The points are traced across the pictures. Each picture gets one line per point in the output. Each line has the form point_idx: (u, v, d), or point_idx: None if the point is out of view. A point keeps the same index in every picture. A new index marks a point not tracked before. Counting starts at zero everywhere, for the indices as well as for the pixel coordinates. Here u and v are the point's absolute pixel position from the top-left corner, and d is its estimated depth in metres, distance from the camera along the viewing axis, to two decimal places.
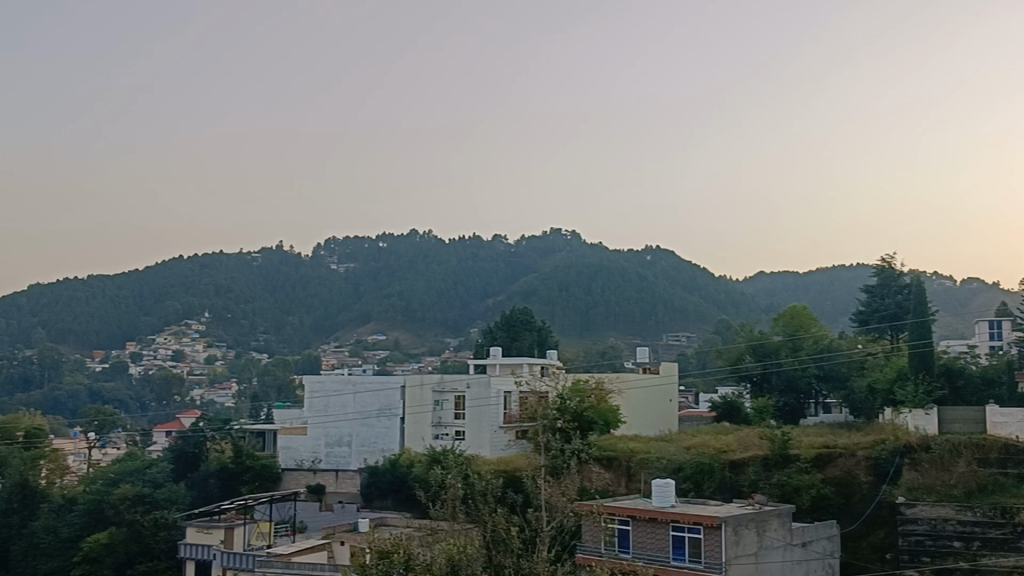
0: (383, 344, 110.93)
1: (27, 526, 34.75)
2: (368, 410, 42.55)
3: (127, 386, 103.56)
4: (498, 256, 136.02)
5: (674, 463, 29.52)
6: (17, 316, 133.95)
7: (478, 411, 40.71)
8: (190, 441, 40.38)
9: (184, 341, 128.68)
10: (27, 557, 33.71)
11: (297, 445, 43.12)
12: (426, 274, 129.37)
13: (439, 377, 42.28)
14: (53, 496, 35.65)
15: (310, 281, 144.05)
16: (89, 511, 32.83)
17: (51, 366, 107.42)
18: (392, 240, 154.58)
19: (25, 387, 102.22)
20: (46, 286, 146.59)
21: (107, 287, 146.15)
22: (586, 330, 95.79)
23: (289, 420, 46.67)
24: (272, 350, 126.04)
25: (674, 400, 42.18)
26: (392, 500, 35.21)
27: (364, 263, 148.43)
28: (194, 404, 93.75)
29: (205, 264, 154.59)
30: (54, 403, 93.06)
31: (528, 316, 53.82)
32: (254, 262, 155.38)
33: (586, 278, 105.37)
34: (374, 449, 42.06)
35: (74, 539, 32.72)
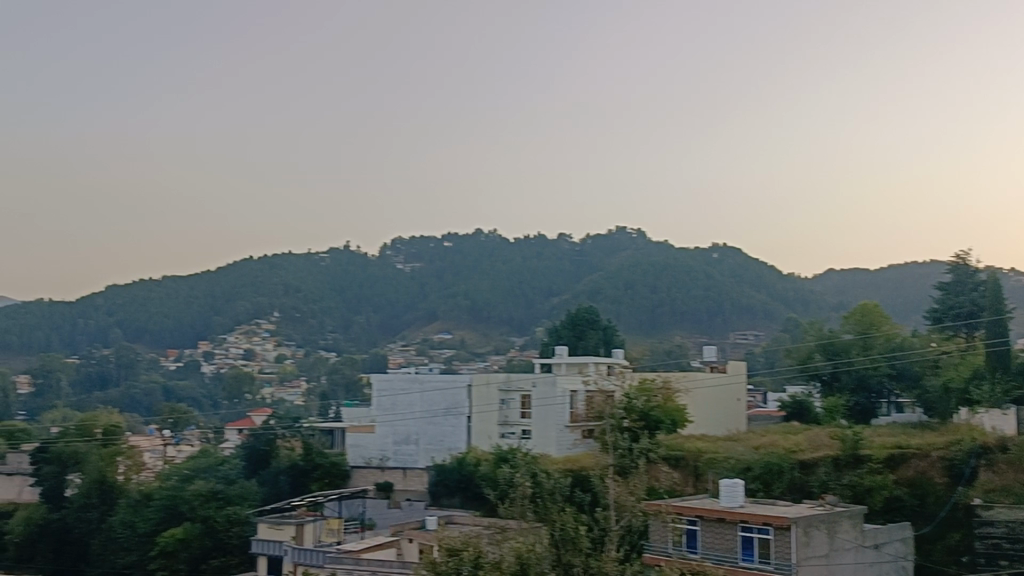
0: (449, 343, 111.39)
1: (106, 520, 35.68)
2: (435, 408, 42.82)
3: (201, 385, 105.60)
4: (563, 255, 135.78)
5: (742, 463, 29.18)
6: (95, 317, 137.96)
7: (545, 409, 40.98)
8: (261, 438, 40.99)
9: (255, 341, 131.12)
10: (105, 551, 34.63)
11: (364, 443, 43.57)
12: (491, 274, 129.60)
13: (506, 376, 42.83)
14: (130, 492, 36.63)
15: (376, 280, 145.23)
16: (165, 507, 33.58)
17: (126, 365, 110.09)
18: (456, 240, 155.02)
19: (102, 385, 104.99)
20: (121, 286, 150.42)
21: (181, 288, 149.62)
22: (652, 329, 95.12)
23: (357, 418, 47.20)
24: (340, 349, 127.91)
25: (742, 399, 41.55)
26: (460, 498, 35.39)
27: (429, 262, 149.10)
28: (264, 402, 95.35)
29: (274, 265, 156.73)
30: (130, 402, 95.37)
31: (594, 315, 53.70)
32: (322, 262, 157.18)
33: (652, 276, 104.74)
34: (441, 448, 42.34)
35: (149, 535, 33.35)
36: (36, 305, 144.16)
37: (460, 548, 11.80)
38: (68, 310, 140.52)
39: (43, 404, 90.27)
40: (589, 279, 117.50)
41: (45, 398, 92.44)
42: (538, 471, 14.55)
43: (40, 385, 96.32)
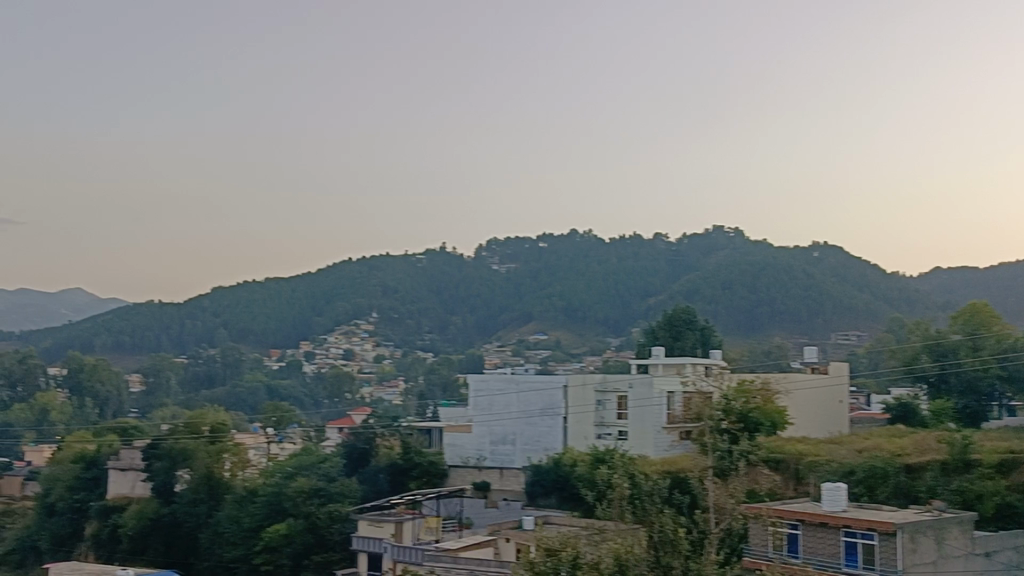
0: (544, 343, 111.84)
1: (213, 515, 36.80)
2: (531, 408, 43.12)
3: (304, 384, 108.04)
4: (660, 254, 134.62)
5: (845, 467, 28.45)
6: (202, 317, 142.81)
7: (642, 410, 40.60)
8: (361, 437, 41.67)
9: (354, 341, 134.70)
10: (212, 546, 35.73)
11: (462, 442, 43.97)
12: (586, 274, 129.26)
13: (602, 377, 42.46)
14: (236, 488, 37.68)
15: (471, 279, 145.92)
16: (269, 503, 34.45)
17: (232, 364, 113.46)
18: (552, 240, 154.67)
19: (209, 384, 108.45)
20: (227, 288, 155.28)
21: (283, 289, 153.82)
22: (751, 330, 93.81)
23: (454, 418, 47.59)
24: (437, 348, 129.78)
25: (844, 401, 40.63)
26: (557, 498, 35.44)
27: (524, 261, 149.26)
28: (364, 402, 97.20)
29: (372, 266, 159.15)
30: (236, 400, 98.37)
31: (691, 315, 53.14)
32: (419, 262, 158.88)
33: (750, 276, 103.23)
34: (538, 448, 42.59)
35: (255, 529, 34.36)
36: (147, 306, 149.87)
37: (563, 540, 12.03)
38: (177, 311, 145.54)
39: (154, 402, 93.84)
40: (685, 279, 116.36)
41: (156, 396, 96.02)
42: (636, 472, 14.59)
43: (151, 383, 100.07)
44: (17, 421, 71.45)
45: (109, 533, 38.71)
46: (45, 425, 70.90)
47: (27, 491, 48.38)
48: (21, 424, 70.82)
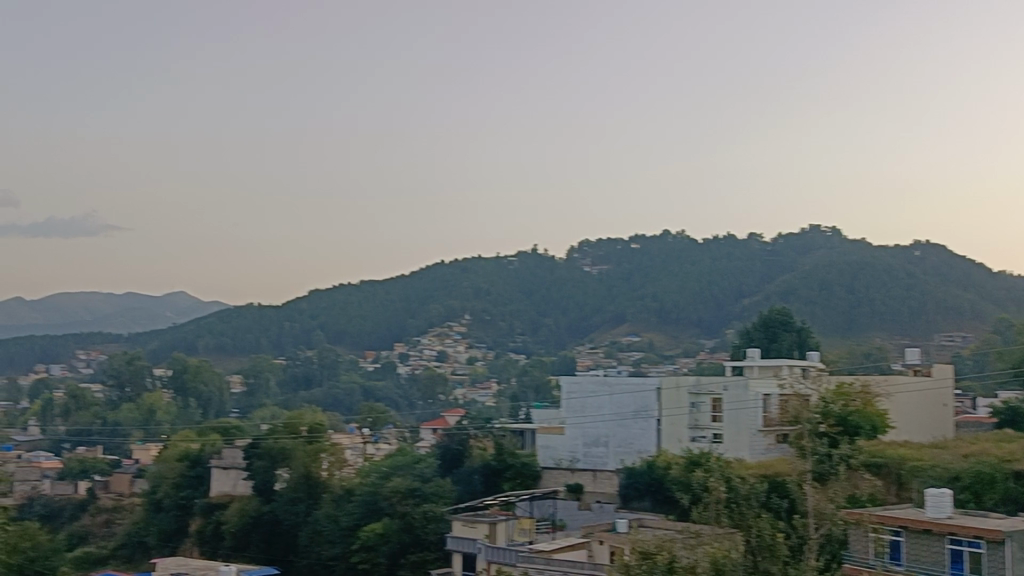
0: (637, 345, 111.27)
1: (311, 514, 37.52)
2: (624, 411, 42.97)
3: (398, 385, 109.44)
4: (754, 253, 132.42)
5: (950, 473, 27.62)
6: (300, 321, 146.17)
7: (737, 412, 39.84)
8: (455, 438, 42.02)
9: (447, 342, 136.75)
10: (311, 543, 36.47)
11: (555, 444, 44.02)
12: (679, 275, 127.73)
13: (696, 379, 41.93)
14: (334, 487, 38.41)
15: (562, 279, 145.42)
16: (366, 503, 35.04)
17: (329, 366, 115.80)
18: (644, 239, 152.84)
19: (307, 385, 110.80)
20: (324, 291, 158.55)
21: (378, 293, 156.52)
22: (849, 330, 91.67)
23: (547, 419, 47.70)
24: (529, 351, 130.30)
25: (948, 404, 39.40)
26: (650, 501, 35.22)
27: (616, 262, 148.07)
28: (458, 403, 98.00)
29: (464, 268, 159.97)
30: (333, 400, 100.45)
31: (787, 316, 52.19)
32: (510, 262, 159.46)
33: (849, 276, 100.90)
34: (632, 450, 42.38)
35: (352, 528, 34.97)
36: (247, 309, 153.96)
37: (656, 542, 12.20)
38: (275, 313, 149.18)
39: (254, 402, 96.44)
40: (781, 279, 114.28)
41: (256, 396, 98.54)
42: (733, 476, 14.53)
43: (251, 384, 102.75)
44: (125, 420, 74.08)
45: (212, 529, 39.84)
46: (152, 424, 73.46)
47: (136, 487, 50.07)
48: (130, 423, 73.46)
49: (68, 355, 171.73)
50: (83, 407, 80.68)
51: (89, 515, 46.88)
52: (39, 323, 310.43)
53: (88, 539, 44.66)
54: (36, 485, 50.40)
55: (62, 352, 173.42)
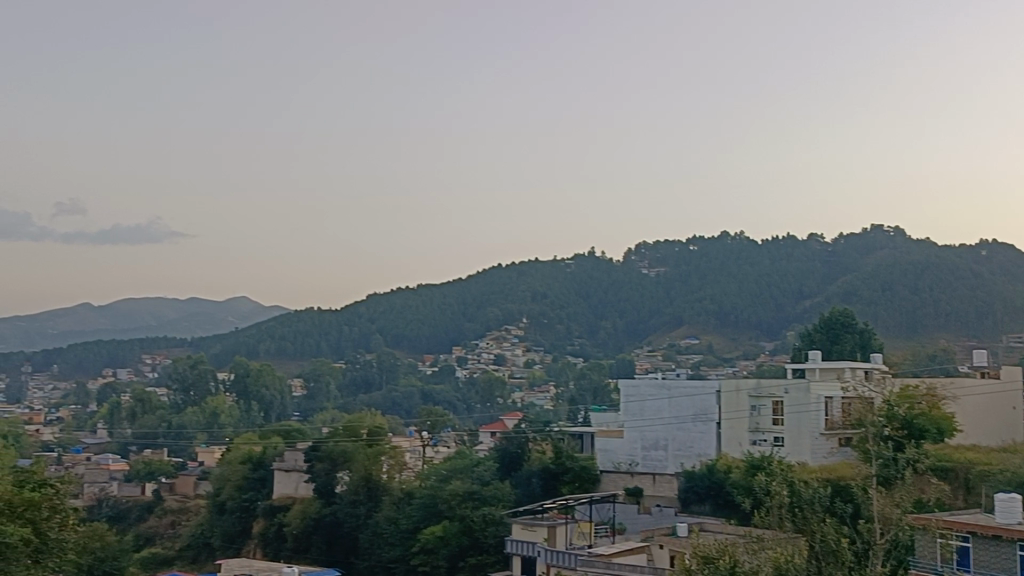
0: (696, 348, 110.54)
1: (372, 516, 37.81)
2: (684, 414, 42.62)
3: (456, 388, 109.90)
4: (815, 253, 130.46)
5: (1020, 477, 26.94)
6: (359, 324, 147.65)
7: (798, 416, 39.33)
8: (514, 442, 42.06)
9: (505, 346, 137.20)
10: (372, 545, 36.77)
11: (613, 448, 43.87)
12: (738, 277, 126.27)
13: (757, 382, 41.48)
14: (393, 490, 38.65)
15: (618, 280, 144.51)
16: (426, 506, 35.21)
17: (387, 369, 116.74)
18: (702, 240, 151.20)
19: (366, 388, 111.78)
20: (382, 295, 159.94)
21: (436, 297, 157.51)
22: (913, 332, 89.89)
23: (605, 423, 47.54)
24: (587, 354, 130.07)
25: (1017, 407, 38.44)
26: (710, 505, 34.95)
27: (673, 263, 146.81)
28: (516, 406, 98.13)
29: (522, 271, 159.86)
30: (392, 404, 101.23)
31: (849, 318, 51.37)
32: (567, 265, 159.26)
33: (913, 276, 99.01)
34: (691, 454, 41.99)
35: (413, 531, 35.19)
36: (308, 314, 155.90)
37: (721, 547, 12.16)
38: (334, 317, 150.83)
39: (315, 405, 97.66)
40: (843, 280, 112.47)
41: (317, 400, 99.75)
42: (797, 481, 14.37)
43: (312, 388, 103.89)
44: (190, 423, 75.42)
45: (274, 531, 40.37)
46: (215, 427, 74.71)
47: (200, 490, 50.96)
48: (194, 426, 74.82)
49: (133, 360, 175.34)
50: (149, 410, 82.32)
51: (155, 516, 47.81)
52: (107, 329, 317.58)
53: (154, 540, 45.51)
54: (104, 486, 51.52)
55: (128, 356, 177.16)
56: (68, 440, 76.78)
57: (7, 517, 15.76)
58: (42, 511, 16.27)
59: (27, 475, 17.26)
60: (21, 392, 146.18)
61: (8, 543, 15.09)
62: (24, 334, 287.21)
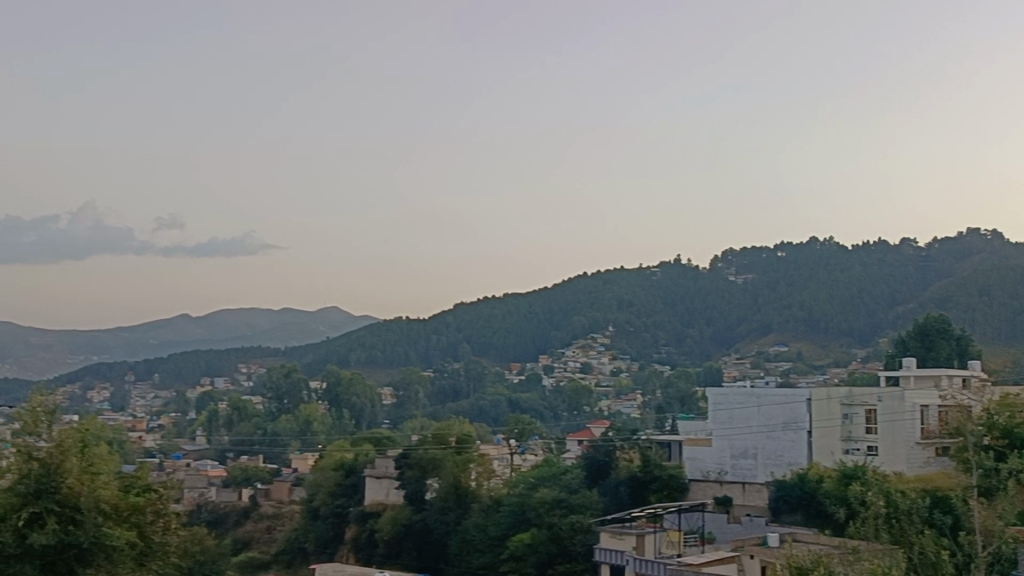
0: (786, 356, 108.89)
1: (461, 523, 38.22)
2: (774, 423, 42.09)
3: (543, 396, 110.22)
4: (908, 255, 126.91)
5: None
6: (446, 333, 149.31)
7: (893, 425, 38.54)
8: (601, 450, 42.05)
9: (591, 354, 137.23)
10: (462, 553, 37.22)
11: (702, 456, 43.55)
12: (827, 282, 123.75)
13: (850, 390, 40.97)
14: (482, 497, 39.00)
15: (705, 287, 142.85)
16: (514, 513, 35.50)
17: (475, 378, 117.71)
18: (790, 245, 148.32)
19: (454, 397, 112.87)
20: (469, 304, 161.40)
21: (522, 306, 158.42)
22: (1014, 337, 86.98)
23: (694, 432, 47.28)
24: (674, 362, 129.36)
25: None
26: (802, 515, 34.48)
27: (760, 270, 144.48)
28: (604, 415, 97.97)
29: (607, 279, 159.39)
30: (479, 412, 102.09)
31: (945, 324, 50.10)
32: (653, 271, 158.39)
33: (1012, 282, 95.91)
34: (782, 462, 41.50)
35: (502, 538, 35.52)
36: (397, 323, 158.18)
37: (814, 558, 12.16)
38: (422, 326, 152.73)
39: (405, 413, 99.08)
40: (938, 285, 109.38)
41: (407, 408, 101.13)
42: (898, 496, 14.23)
43: (401, 397, 105.21)
44: (283, 430, 77.21)
45: (366, 537, 41.16)
46: (308, 434, 76.39)
47: (294, 495, 52.18)
48: (288, 433, 76.58)
49: (230, 368, 180.04)
50: (245, 418, 84.55)
51: (252, 521, 49.07)
52: (205, 338, 326.68)
53: (251, 544, 46.60)
54: (202, 492, 53.05)
55: (224, 365, 181.95)
56: (169, 446, 79.38)
57: (115, 521, 16.42)
58: (147, 516, 16.99)
59: (132, 480, 18.01)
60: (125, 400, 151.65)
61: (116, 545, 15.79)
62: (128, 344, 297.36)
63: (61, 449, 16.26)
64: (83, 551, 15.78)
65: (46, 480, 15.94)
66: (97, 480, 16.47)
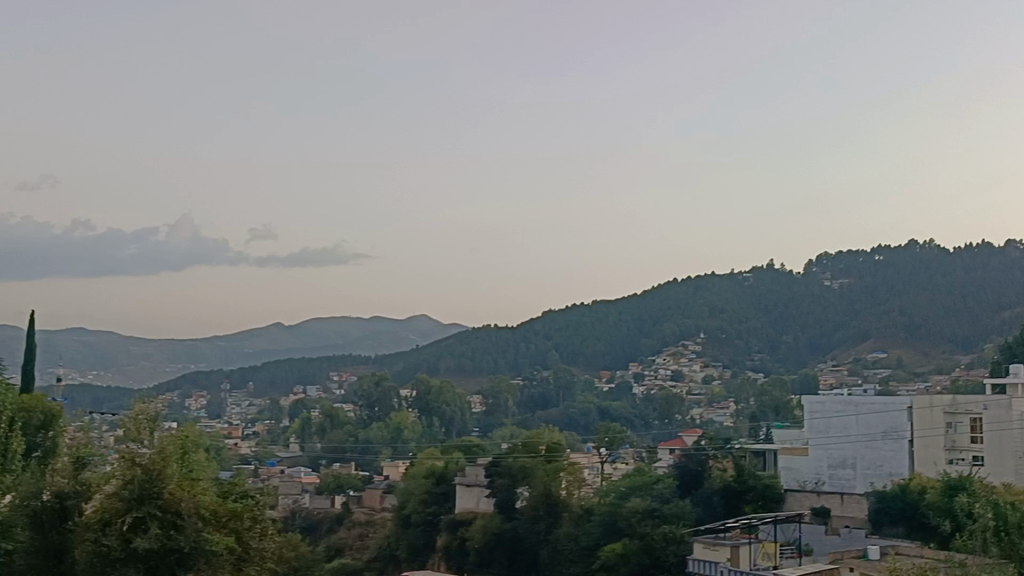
0: (884, 363, 105.95)
1: (552, 532, 37.99)
2: (873, 432, 40.71)
3: (633, 404, 109.33)
4: (1014, 255, 121.94)
5: None
6: (535, 341, 149.38)
7: (1001, 434, 38.61)
8: (694, 459, 41.28)
9: (682, 361, 135.82)
10: (554, 561, 37.01)
11: (799, 466, 42.29)
12: (927, 286, 119.66)
13: (953, 399, 40.19)
14: (573, 507, 38.69)
15: (799, 293, 139.79)
16: (606, 522, 35.12)
17: (565, 386, 117.30)
18: (888, 249, 144.02)
19: (544, 405, 112.82)
20: (558, 312, 161.27)
21: (611, 313, 157.65)
22: None
23: (789, 441, 46.16)
24: (767, 369, 127.12)
25: None
26: (904, 527, 33.34)
27: (856, 275, 140.70)
28: (695, 424, 96.51)
29: (698, 285, 157.43)
30: (569, 421, 101.86)
31: None
32: (744, 277, 155.79)
33: None
34: (882, 473, 40.14)
35: (593, 547, 35.17)
36: (486, 331, 158.99)
37: (923, 572, 11.60)
38: (511, 335, 153.03)
39: (494, 422, 99.29)
40: None
41: (496, 416, 101.35)
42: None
43: (490, 405, 105.37)
44: (375, 438, 78.07)
45: (457, 545, 41.13)
46: (400, 442, 77.18)
47: (386, 503, 52.63)
48: (379, 441, 77.38)
49: (322, 377, 183.03)
50: (338, 425, 85.64)
51: (345, 528, 49.60)
52: (299, 348, 333.15)
53: (344, 550, 47.03)
54: (297, 499, 53.90)
55: (317, 373, 185.07)
56: (264, 453, 81.05)
57: (214, 526, 16.62)
58: (245, 521, 17.13)
59: (230, 486, 18.24)
60: (221, 408, 155.45)
61: (216, 551, 15.99)
62: (224, 353, 305.21)
63: (162, 456, 16.51)
64: (184, 556, 15.98)
65: (149, 486, 16.20)
66: (196, 486, 16.73)
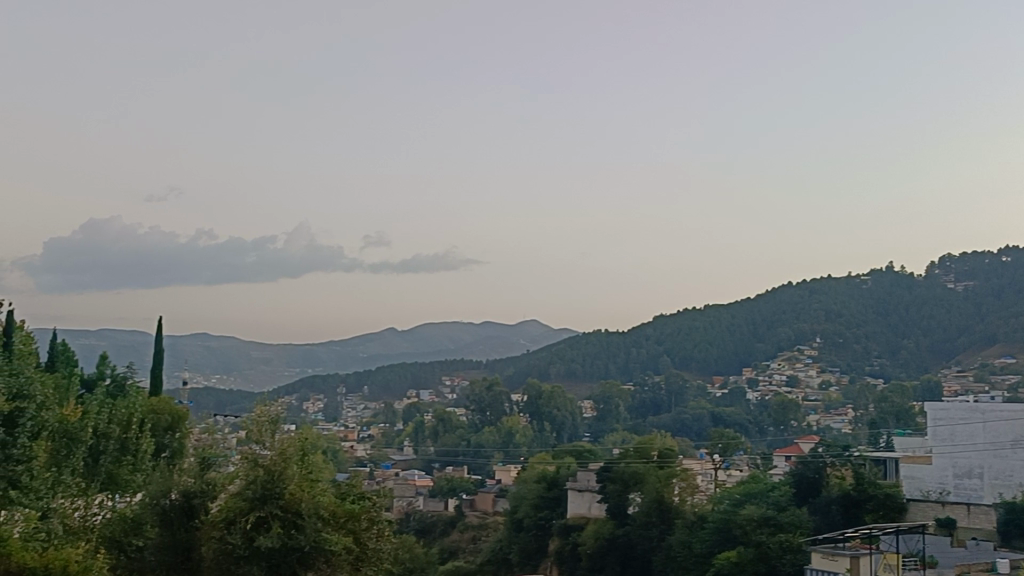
0: (1013, 369, 101.28)
1: (666, 539, 37.75)
2: (1001, 440, 39.42)
3: (747, 410, 107.40)
4: None
5: None
6: (646, 346, 148.48)
7: None
8: (811, 466, 40.34)
9: (798, 367, 133.15)
10: (667, 569, 36.74)
11: (921, 475, 40.64)
12: None
13: None
14: (686, 513, 38.28)
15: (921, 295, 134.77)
16: (719, 530, 34.68)
17: (676, 391, 116.31)
18: (1017, 250, 137.71)
19: (655, 411, 112.18)
20: (670, 317, 159.88)
21: (724, 317, 155.55)
22: None
23: (910, 448, 44.94)
24: (888, 375, 123.23)
25: None
26: None
27: (982, 277, 134.99)
28: (812, 431, 94.53)
29: (814, 288, 153.68)
30: (680, 428, 101.18)
31: None
32: (862, 279, 151.62)
33: None
34: (1011, 483, 38.53)
35: (707, 555, 34.79)
36: (597, 336, 158.59)
37: None
38: (622, 340, 152.65)
39: (606, 427, 98.84)
40: None
41: (607, 422, 100.82)
42: None
43: (601, 410, 105.01)
44: (487, 441, 78.75)
45: (569, 550, 41.11)
46: (511, 446, 77.79)
47: (498, 507, 53.14)
48: (491, 444, 78.04)
49: (435, 381, 185.32)
50: (450, 429, 86.75)
51: (458, 531, 50.26)
52: (412, 351, 338.28)
53: (457, 552, 47.58)
54: (412, 501, 54.84)
55: (430, 378, 187.60)
56: (379, 456, 82.57)
57: (333, 526, 17.04)
58: (361, 522, 17.48)
59: (348, 486, 18.66)
60: (337, 411, 158.81)
61: (334, 549, 16.39)
62: (340, 358, 312.51)
63: (282, 457, 16.98)
64: (304, 554, 16.43)
65: (271, 485, 16.69)
66: (315, 487, 17.18)
